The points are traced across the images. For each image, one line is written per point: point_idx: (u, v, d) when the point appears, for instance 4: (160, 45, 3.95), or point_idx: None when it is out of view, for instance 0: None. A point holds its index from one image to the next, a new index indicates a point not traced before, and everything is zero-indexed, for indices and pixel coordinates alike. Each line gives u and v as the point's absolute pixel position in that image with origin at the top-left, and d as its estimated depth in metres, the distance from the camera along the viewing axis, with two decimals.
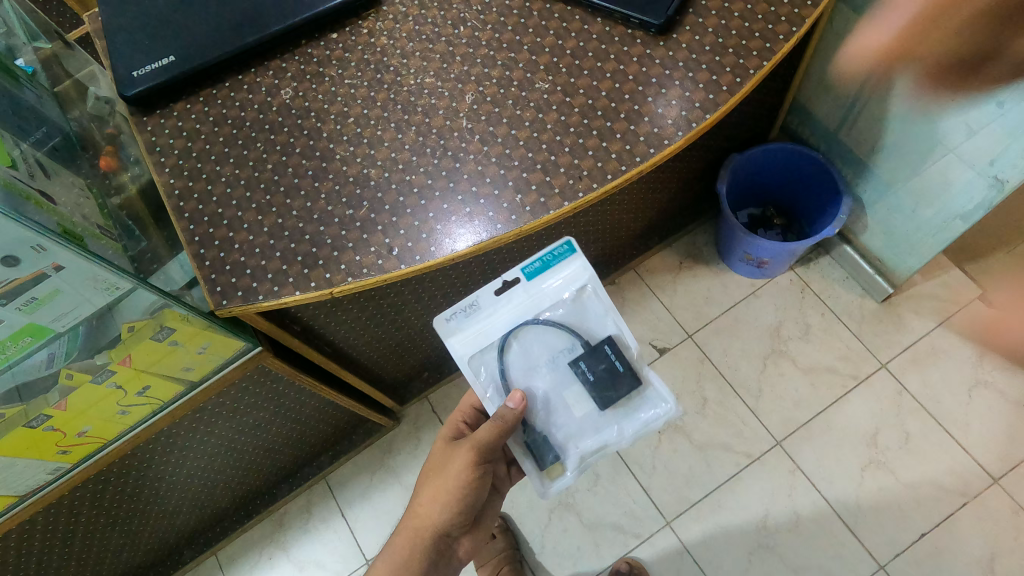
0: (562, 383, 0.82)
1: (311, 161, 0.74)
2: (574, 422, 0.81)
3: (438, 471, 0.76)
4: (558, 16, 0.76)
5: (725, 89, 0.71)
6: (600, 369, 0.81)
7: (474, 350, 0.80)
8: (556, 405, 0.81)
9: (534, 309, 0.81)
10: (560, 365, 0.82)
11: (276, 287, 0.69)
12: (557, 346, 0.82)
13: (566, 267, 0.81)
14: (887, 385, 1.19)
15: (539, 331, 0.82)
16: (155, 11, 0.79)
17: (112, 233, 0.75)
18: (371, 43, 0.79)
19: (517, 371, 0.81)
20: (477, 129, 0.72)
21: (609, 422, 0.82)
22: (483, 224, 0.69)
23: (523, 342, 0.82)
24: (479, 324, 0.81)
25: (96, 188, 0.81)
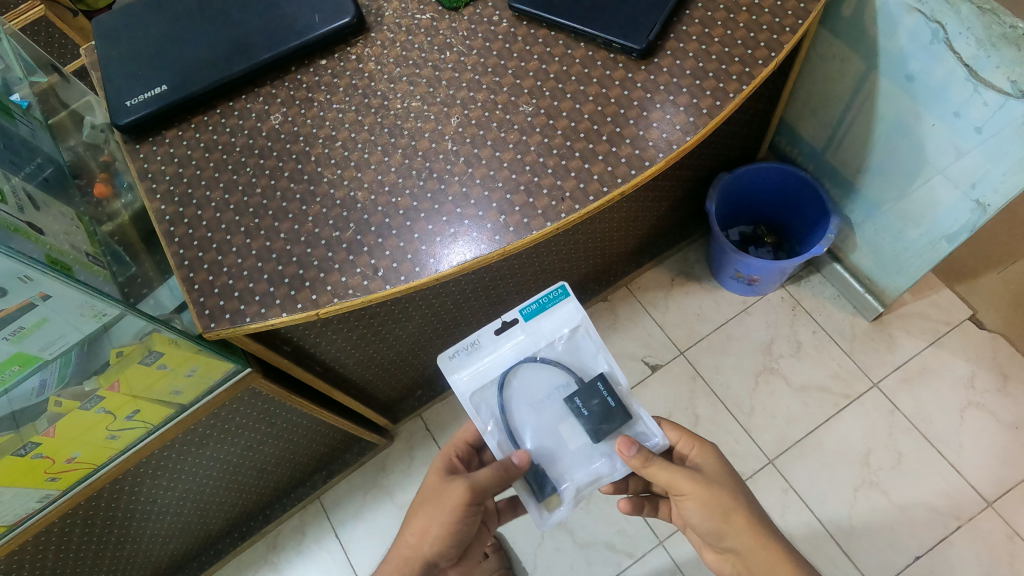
0: (558, 419, 0.79)
1: (299, 185, 0.75)
2: (569, 456, 0.78)
3: (430, 500, 0.75)
4: (542, 41, 0.78)
5: (705, 113, 0.72)
6: (593, 405, 0.78)
7: (475, 388, 0.79)
8: (552, 440, 0.78)
9: (534, 348, 0.80)
10: (557, 403, 0.79)
11: (263, 308, 0.70)
12: (553, 383, 0.80)
13: (560, 309, 0.81)
14: (879, 404, 1.19)
15: (538, 370, 0.80)
16: (151, 44, 0.82)
17: (102, 261, 0.78)
18: (359, 68, 0.80)
19: (517, 409, 0.79)
20: (462, 152, 0.73)
21: (603, 455, 0.77)
22: (468, 244, 0.70)
23: (522, 379, 0.80)
24: (480, 362, 0.80)
25: (87, 217, 0.85)
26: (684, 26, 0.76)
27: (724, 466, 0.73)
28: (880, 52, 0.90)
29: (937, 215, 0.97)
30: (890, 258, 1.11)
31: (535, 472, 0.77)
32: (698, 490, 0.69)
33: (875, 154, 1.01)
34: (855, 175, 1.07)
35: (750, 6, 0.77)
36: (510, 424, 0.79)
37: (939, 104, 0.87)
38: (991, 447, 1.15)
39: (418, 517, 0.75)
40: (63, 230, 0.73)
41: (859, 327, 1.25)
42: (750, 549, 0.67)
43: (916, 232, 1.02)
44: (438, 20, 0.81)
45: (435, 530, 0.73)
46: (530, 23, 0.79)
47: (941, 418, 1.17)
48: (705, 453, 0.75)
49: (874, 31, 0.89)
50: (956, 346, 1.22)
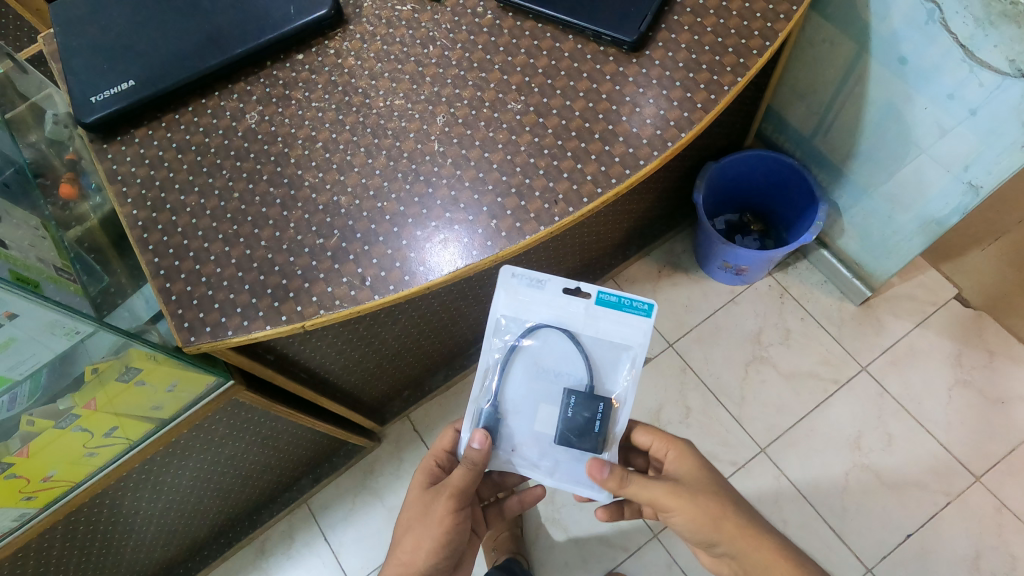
0: (548, 397, 0.77)
1: (279, 189, 0.72)
2: (530, 430, 0.76)
3: (417, 519, 0.75)
4: (529, 34, 0.75)
5: (700, 107, 0.70)
6: (583, 416, 0.74)
7: (507, 312, 0.76)
8: (527, 406, 0.76)
9: (579, 326, 0.75)
10: (559, 386, 0.77)
11: (245, 321, 0.67)
12: (571, 367, 0.77)
13: (629, 320, 0.74)
14: (868, 388, 1.20)
15: (567, 346, 0.76)
16: (114, 38, 0.77)
17: (73, 275, 0.75)
18: (338, 64, 0.76)
19: (525, 357, 0.77)
20: (449, 153, 0.70)
21: (552, 456, 0.75)
22: (458, 251, 0.67)
23: (545, 341, 0.77)
24: (528, 297, 0.76)
25: (51, 223, 0.81)
26: (676, 15, 0.74)
27: (702, 466, 0.71)
28: (872, 34, 0.88)
29: (927, 199, 0.96)
30: (878, 243, 1.10)
31: (492, 416, 0.75)
32: (683, 503, 0.68)
33: (865, 140, 1.00)
34: (844, 161, 1.06)
35: None
36: (508, 364, 0.77)
37: (933, 87, 0.86)
38: (978, 425, 1.17)
39: (408, 534, 0.74)
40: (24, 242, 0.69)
41: (848, 313, 1.25)
42: (743, 549, 0.65)
43: (906, 217, 1.02)
44: (420, 12, 0.78)
45: (428, 542, 0.73)
46: (516, 14, 0.76)
47: (929, 399, 1.19)
48: (681, 455, 0.73)
49: (865, 13, 0.87)
50: (942, 327, 1.23)
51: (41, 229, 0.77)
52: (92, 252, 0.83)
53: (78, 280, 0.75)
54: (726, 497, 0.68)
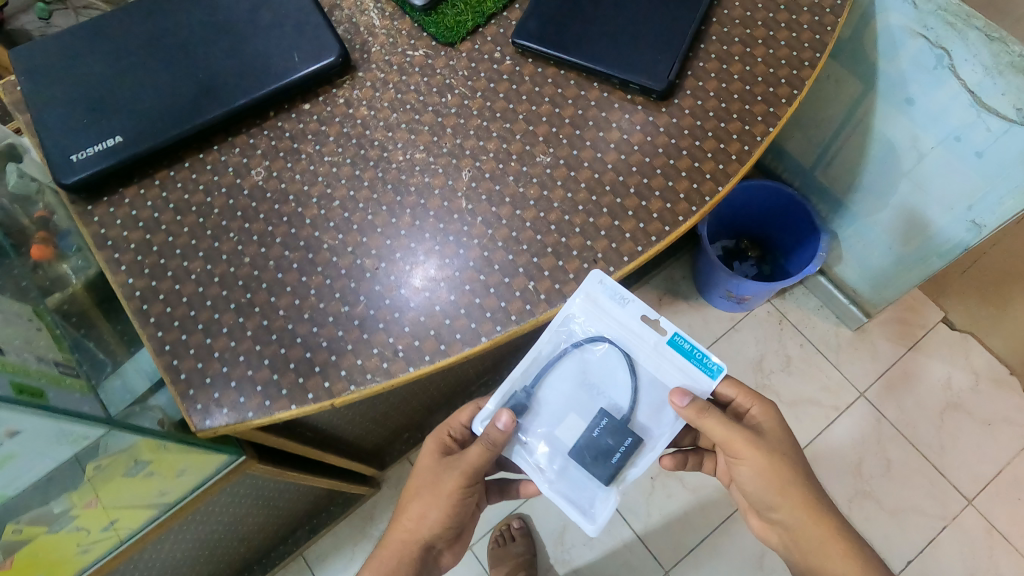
0: (579, 409, 0.67)
1: (295, 252, 0.67)
2: (548, 433, 0.67)
3: (426, 486, 0.70)
4: (552, 81, 0.72)
5: (735, 158, 0.68)
6: (607, 445, 0.65)
7: (576, 311, 0.65)
8: (555, 408, 0.67)
9: (643, 354, 0.66)
10: (596, 403, 0.67)
11: (267, 400, 0.62)
12: (616, 391, 0.67)
13: (695, 372, 0.65)
14: (866, 413, 1.22)
15: (623, 368, 0.67)
16: (98, 88, 0.71)
17: (75, 370, 0.69)
18: (349, 114, 0.72)
19: (575, 358, 0.67)
20: (479, 211, 0.67)
21: (559, 467, 0.66)
22: (495, 317, 0.63)
23: (603, 355, 0.67)
24: (603, 306, 0.65)
25: (45, 309, 0.73)
26: (701, 62, 0.72)
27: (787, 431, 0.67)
28: (879, 73, 0.89)
29: (929, 235, 0.98)
30: (877, 272, 1.12)
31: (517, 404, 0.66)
32: (758, 458, 0.65)
33: (868, 173, 1.01)
34: (846, 193, 1.08)
35: (766, 39, 0.73)
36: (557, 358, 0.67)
37: (941, 128, 0.86)
38: (969, 446, 1.20)
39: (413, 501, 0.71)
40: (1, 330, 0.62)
41: (844, 337, 1.26)
42: (803, 522, 0.65)
43: (907, 249, 1.03)
44: (434, 57, 0.74)
45: (434, 514, 0.69)
46: (536, 59, 0.73)
47: (924, 422, 1.21)
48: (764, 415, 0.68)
49: (873, 54, 0.88)
50: (934, 349, 1.26)
51: (37, 320, 0.71)
52: (81, 326, 0.76)
53: (82, 376, 0.69)
54: (799, 464, 0.66)
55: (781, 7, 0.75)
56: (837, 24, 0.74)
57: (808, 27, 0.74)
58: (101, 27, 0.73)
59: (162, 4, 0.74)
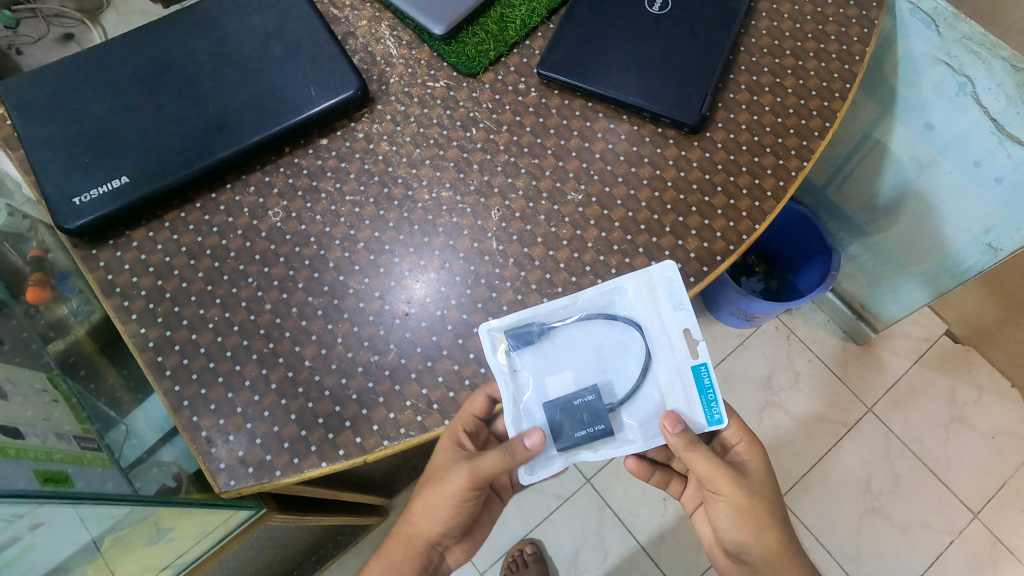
0: (578, 370, 0.60)
1: (319, 298, 0.64)
2: (537, 377, 0.60)
3: (431, 480, 0.61)
4: (580, 114, 0.70)
5: (770, 195, 0.67)
6: (580, 424, 0.58)
7: (630, 284, 0.61)
8: (557, 355, 0.60)
9: (664, 359, 0.60)
10: (596, 374, 0.60)
11: (295, 458, 0.58)
12: (619, 379, 0.60)
13: (697, 409, 0.59)
14: (874, 429, 1.23)
15: (638, 361, 0.60)
16: (102, 123, 0.67)
17: (93, 441, 0.64)
18: (370, 150, 0.69)
19: (604, 324, 0.61)
20: (510, 252, 0.65)
21: (528, 409, 0.60)
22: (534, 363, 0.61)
23: (630, 338, 0.61)
24: (652, 291, 0.61)
25: (57, 372, 0.70)
26: (731, 93, 0.71)
27: (771, 474, 0.62)
28: (899, 97, 0.90)
29: (944, 256, 0.98)
30: (886, 287, 1.14)
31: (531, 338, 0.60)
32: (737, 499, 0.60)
33: (883, 192, 1.02)
34: (858, 212, 1.10)
35: (795, 68, 0.72)
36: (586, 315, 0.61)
37: (959, 153, 0.87)
38: (974, 460, 1.21)
39: (418, 498, 0.62)
40: (3, 398, 0.57)
41: (850, 352, 1.28)
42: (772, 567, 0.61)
43: (920, 269, 1.05)
44: (455, 89, 0.71)
45: (438, 514, 0.60)
46: (562, 91, 0.71)
47: (930, 437, 1.22)
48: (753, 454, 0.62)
49: (893, 79, 0.88)
50: (937, 362, 1.27)
51: (50, 389, 0.66)
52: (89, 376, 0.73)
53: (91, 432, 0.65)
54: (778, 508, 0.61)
55: (809, 35, 0.74)
56: (866, 53, 0.73)
57: (837, 56, 0.73)
58: (100, 58, 0.69)
59: (166, 34, 0.70)
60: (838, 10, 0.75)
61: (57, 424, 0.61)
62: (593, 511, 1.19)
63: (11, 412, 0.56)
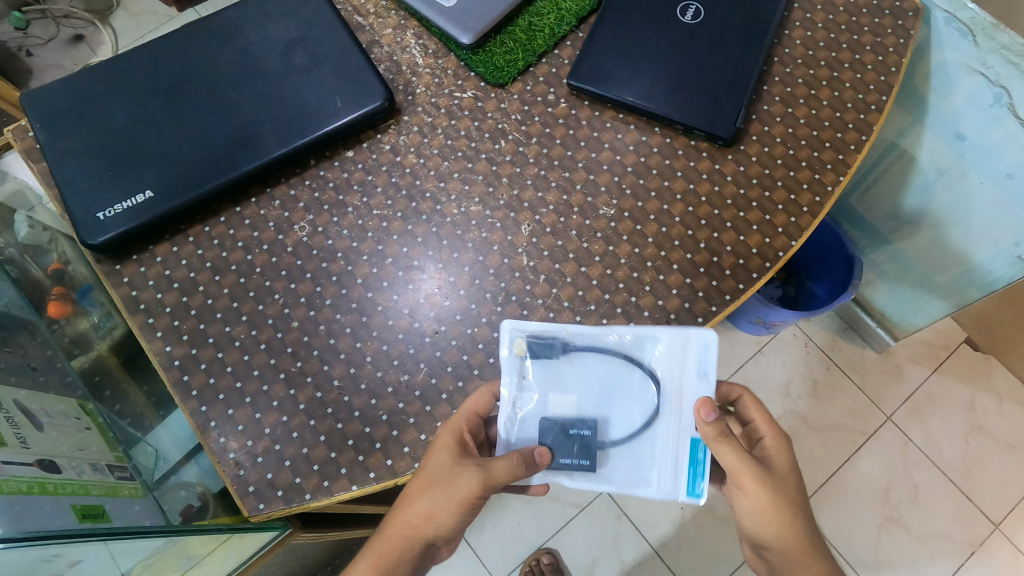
0: (584, 398, 0.58)
1: (347, 316, 0.62)
2: (543, 391, 0.58)
3: (429, 481, 0.53)
4: (611, 126, 0.69)
5: (807, 210, 0.66)
6: (567, 452, 0.57)
7: (664, 335, 0.58)
8: (567, 376, 0.58)
9: (669, 420, 0.57)
10: (600, 409, 0.58)
11: (325, 481, 0.57)
12: (620, 422, 0.58)
13: (683, 481, 0.56)
14: (894, 438, 1.21)
15: (644, 413, 0.58)
16: (125, 134, 0.65)
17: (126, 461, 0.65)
18: (397, 162, 0.68)
19: (623, 367, 0.58)
20: (542, 268, 0.63)
21: (525, 419, 0.58)
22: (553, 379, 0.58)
23: (643, 388, 0.58)
24: (679, 352, 0.57)
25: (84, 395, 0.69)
26: (765, 105, 0.69)
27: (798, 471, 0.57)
28: (930, 109, 0.88)
29: (970, 265, 0.98)
30: (908, 296, 1.13)
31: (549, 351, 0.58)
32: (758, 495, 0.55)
33: (908, 203, 1.01)
34: (881, 221, 1.08)
35: (830, 80, 0.71)
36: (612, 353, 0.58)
37: (991, 164, 0.86)
38: (995, 468, 1.20)
39: (418, 494, 0.54)
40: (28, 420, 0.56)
41: (869, 360, 1.26)
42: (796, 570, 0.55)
43: (944, 279, 1.04)
44: (483, 99, 0.70)
45: (443, 519, 0.53)
46: (592, 102, 0.70)
47: (950, 446, 1.21)
48: (779, 448, 0.58)
49: (924, 89, 0.87)
50: (956, 370, 1.26)
51: (83, 417, 0.65)
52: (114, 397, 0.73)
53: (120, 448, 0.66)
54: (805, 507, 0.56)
55: (844, 45, 0.72)
56: (903, 64, 0.71)
57: (872, 67, 0.71)
58: (122, 67, 0.67)
59: (187, 43, 0.69)
60: (874, 19, 0.73)
61: (91, 452, 0.60)
62: (610, 521, 1.18)
63: (38, 435, 0.55)
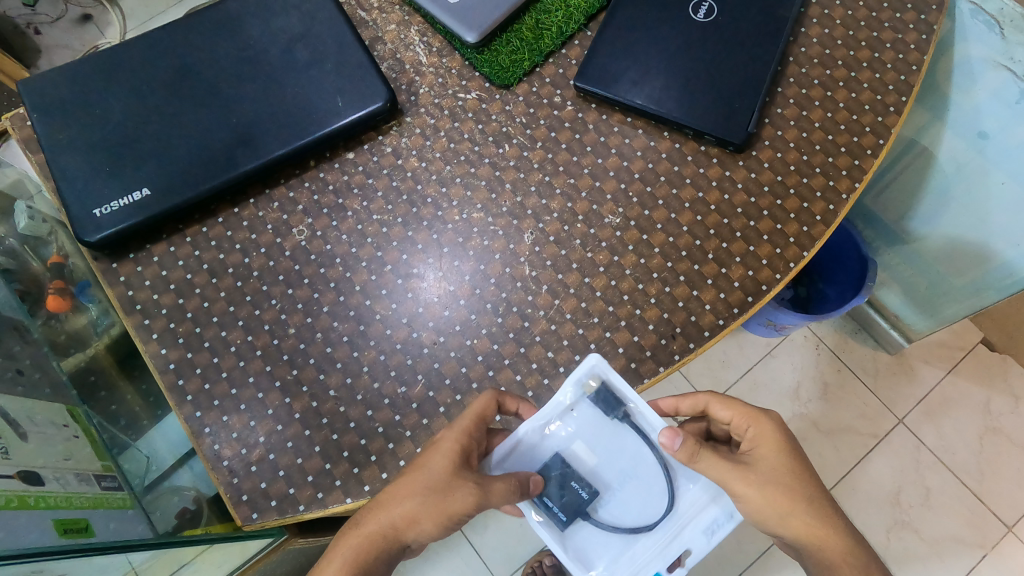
0: (607, 463, 0.57)
1: (344, 323, 0.61)
2: (581, 438, 0.57)
3: (424, 484, 0.52)
4: (618, 129, 0.67)
5: (819, 219, 0.64)
6: (554, 494, 0.55)
7: (700, 483, 0.56)
8: (611, 438, 0.57)
9: (652, 542, 0.54)
10: (613, 481, 0.56)
11: (320, 492, 0.57)
12: (614, 506, 0.56)
13: None
14: (905, 441, 1.19)
15: (639, 518, 0.55)
16: (121, 132, 0.64)
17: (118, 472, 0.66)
18: (398, 165, 0.66)
19: (653, 473, 0.56)
20: (544, 278, 0.62)
21: (547, 444, 0.57)
22: (596, 435, 0.57)
23: (657, 500, 0.55)
24: (701, 508, 0.55)
25: (78, 404, 0.69)
26: (779, 108, 0.67)
27: (780, 459, 0.54)
28: (950, 106, 0.85)
29: (988, 267, 0.95)
30: (924, 298, 1.10)
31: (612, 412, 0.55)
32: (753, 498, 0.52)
33: (926, 203, 0.98)
34: (897, 220, 1.05)
35: (847, 80, 0.68)
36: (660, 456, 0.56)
37: (1016, 163, 0.83)
38: (1010, 474, 1.17)
39: (406, 497, 0.52)
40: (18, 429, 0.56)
41: (881, 362, 1.24)
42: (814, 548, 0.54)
43: (961, 280, 1.01)
44: (488, 101, 0.68)
45: (429, 526, 0.52)
46: (599, 104, 0.68)
47: (964, 449, 1.19)
48: (763, 438, 0.55)
49: (947, 86, 0.84)
50: (971, 372, 1.23)
51: (71, 424, 0.65)
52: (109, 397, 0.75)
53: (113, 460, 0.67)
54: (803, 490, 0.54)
55: (862, 43, 0.69)
56: (924, 63, 0.68)
57: (892, 67, 0.68)
58: (119, 62, 0.66)
59: (186, 39, 0.67)
60: (895, 15, 0.70)
61: (78, 461, 0.60)
62: None
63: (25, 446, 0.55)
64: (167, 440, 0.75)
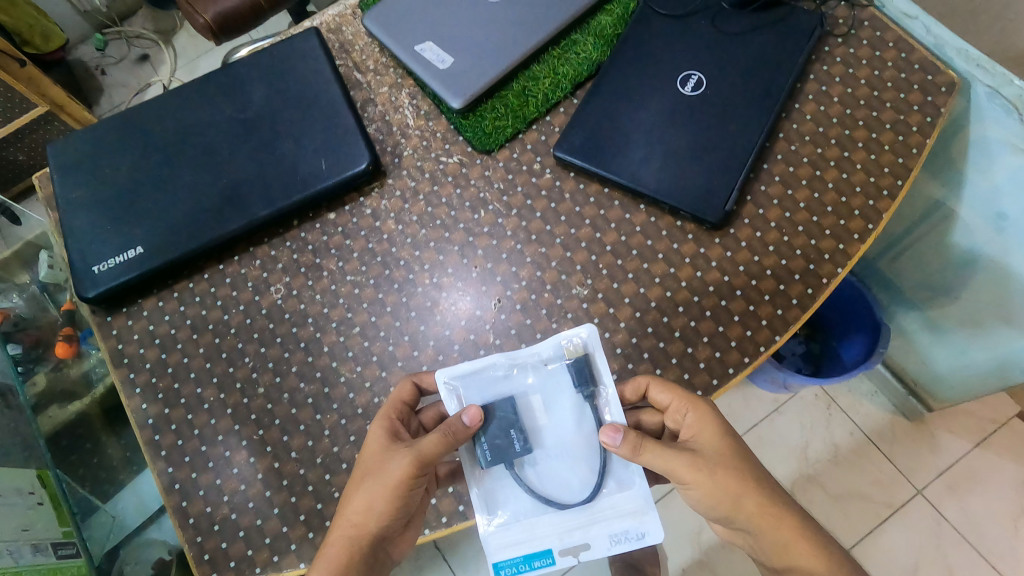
0: (554, 429, 0.53)
1: (311, 383, 0.63)
2: (541, 395, 0.53)
3: (368, 470, 0.51)
4: (594, 200, 0.67)
5: (796, 303, 0.62)
6: (491, 433, 0.52)
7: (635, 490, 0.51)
8: (571, 408, 0.53)
9: (558, 519, 0.50)
10: (549, 448, 0.52)
11: (275, 555, 0.58)
12: (537, 470, 0.52)
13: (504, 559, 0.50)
14: (923, 515, 1.13)
15: (555, 492, 0.51)
16: (121, 190, 0.68)
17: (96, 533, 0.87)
18: (376, 227, 0.68)
19: (589, 455, 0.52)
20: (507, 347, 0.62)
21: (506, 387, 0.53)
22: (557, 399, 0.53)
23: (581, 487, 0.51)
24: (621, 515, 0.50)
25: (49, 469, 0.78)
26: (762, 185, 0.66)
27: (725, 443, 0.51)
28: (966, 183, 0.82)
29: (1012, 345, 0.89)
30: (948, 371, 1.05)
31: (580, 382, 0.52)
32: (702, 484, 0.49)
33: (944, 275, 0.94)
34: (914, 288, 1.01)
35: (839, 159, 0.66)
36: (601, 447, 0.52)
37: None
38: None
39: (354, 492, 0.51)
40: None
41: (899, 427, 1.18)
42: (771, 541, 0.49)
43: (983, 355, 0.95)
44: (468, 165, 0.69)
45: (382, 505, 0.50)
46: (578, 173, 0.68)
47: (993, 529, 1.11)
48: (703, 424, 0.52)
49: (963, 162, 0.80)
50: (1004, 447, 1.16)
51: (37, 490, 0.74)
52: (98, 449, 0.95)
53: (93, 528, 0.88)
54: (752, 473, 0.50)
55: (859, 122, 0.67)
56: (926, 145, 0.65)
57: (890, 147, 0.66)
58: (126, 123, 0.70)
59: (189, 101, 0.71)
60: (898, 95, 0.68)
61: (34, 532, 0.69)
62: None
63: None
64: (142, 492, 0.95)
